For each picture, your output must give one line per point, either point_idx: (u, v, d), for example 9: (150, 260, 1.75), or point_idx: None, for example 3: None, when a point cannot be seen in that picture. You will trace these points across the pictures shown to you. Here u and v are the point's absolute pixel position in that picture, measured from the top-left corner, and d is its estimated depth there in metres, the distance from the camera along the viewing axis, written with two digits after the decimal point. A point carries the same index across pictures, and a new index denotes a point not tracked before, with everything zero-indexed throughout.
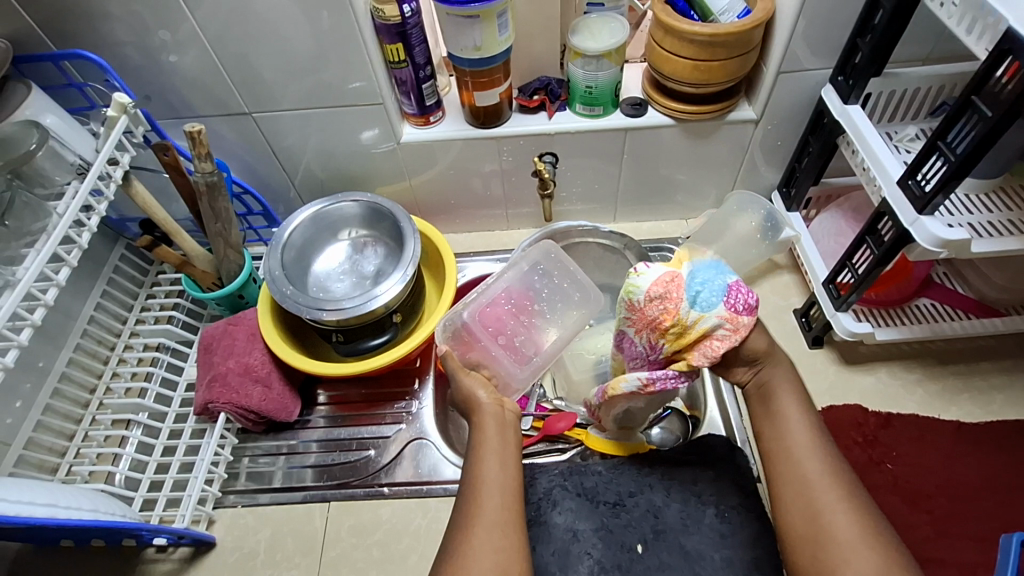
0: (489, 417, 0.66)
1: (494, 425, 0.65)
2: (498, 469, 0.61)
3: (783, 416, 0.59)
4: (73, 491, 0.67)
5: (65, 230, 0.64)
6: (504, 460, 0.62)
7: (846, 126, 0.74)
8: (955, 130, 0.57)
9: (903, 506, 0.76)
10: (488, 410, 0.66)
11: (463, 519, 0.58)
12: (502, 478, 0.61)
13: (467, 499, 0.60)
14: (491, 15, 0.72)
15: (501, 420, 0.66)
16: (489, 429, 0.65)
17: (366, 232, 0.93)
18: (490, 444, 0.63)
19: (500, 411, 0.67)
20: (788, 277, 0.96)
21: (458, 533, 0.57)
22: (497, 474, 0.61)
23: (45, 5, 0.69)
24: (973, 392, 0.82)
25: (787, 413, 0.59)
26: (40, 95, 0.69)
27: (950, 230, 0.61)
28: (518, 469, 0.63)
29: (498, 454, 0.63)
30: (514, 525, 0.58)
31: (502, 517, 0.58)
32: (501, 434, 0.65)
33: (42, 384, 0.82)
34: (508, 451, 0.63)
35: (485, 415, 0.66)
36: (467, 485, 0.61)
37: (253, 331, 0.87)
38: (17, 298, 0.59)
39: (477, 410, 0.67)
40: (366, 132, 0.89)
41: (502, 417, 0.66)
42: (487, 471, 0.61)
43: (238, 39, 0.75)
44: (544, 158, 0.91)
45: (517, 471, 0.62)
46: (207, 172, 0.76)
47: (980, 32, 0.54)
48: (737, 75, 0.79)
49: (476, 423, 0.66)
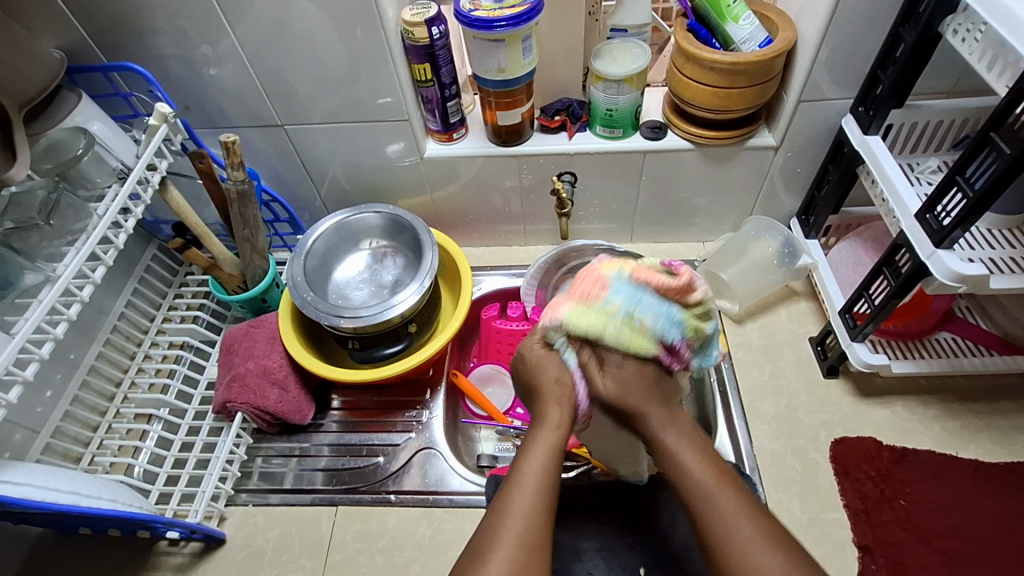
0: (560, 410, 0.61)
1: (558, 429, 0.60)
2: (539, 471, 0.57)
3: (649, 417, 0.60)
4: (95, 481, 0.70)
5: (104, 230, 0.68)
6: (553, 466, 0.58)
7: (866, 156, 0.74)
8: (974, 165, 0.56)
9: (916, 545, 0.74)
10: (555, 405, 0.61)
11: (495, 509, 0.56)
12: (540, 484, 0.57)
13: (504, 491, 0.57)
14: (516, 39, 0.75)
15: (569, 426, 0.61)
16: (554, 423, 0.61)
17: (386, 243, 0.95)
18: (550, 444, 0.59)
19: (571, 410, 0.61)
20: (805, 304, 0.95)
21: (486, 524, 0.55)
22: (538, 480, 0.57)
23: (97, 19, 0.73)
24: (994, 431, 0.80)
25: (662, 420, 0.61)
26: (89, 102, 0.73)
27: (968, 265, 0.61)
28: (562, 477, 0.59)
29: (551, 453, 0.59)
30: (543, 531, 0.54)
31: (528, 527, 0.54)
32: (564, 438, 0.60)
33: (72, 375, 0.85)
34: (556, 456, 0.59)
35: (553, 412, 0.61)
36: (510, 474, 0.58)
37: (273, 334, 0.90)
38: (56, 293, 0.62)
39: (544, 386, 0.63)
40: (391, 146, 0.92)
41: (567, 421, 0.61)
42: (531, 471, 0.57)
43: (275, 55, 0.78)
44: (564, 177, 0.91)
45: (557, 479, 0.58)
46: (238, 180, 0.80)
47: (1001, 69, 0.54)
48: (757, 103, 0.79)
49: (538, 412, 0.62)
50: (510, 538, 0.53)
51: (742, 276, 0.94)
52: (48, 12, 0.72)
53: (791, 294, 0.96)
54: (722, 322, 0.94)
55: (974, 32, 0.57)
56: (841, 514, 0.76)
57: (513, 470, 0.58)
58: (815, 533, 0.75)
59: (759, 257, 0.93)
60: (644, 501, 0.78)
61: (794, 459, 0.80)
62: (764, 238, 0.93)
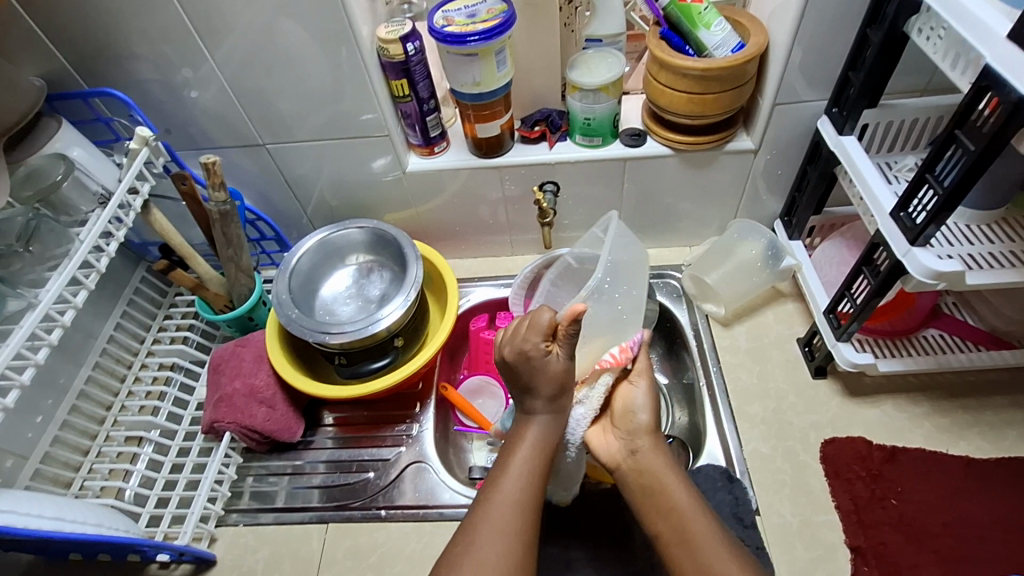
0: (540, 412, 0.65)
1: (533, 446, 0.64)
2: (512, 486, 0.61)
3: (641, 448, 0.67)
4: (82, 505, 0.70)
5: (84, 255, 0.68)
6: (528, 479, 0.62)
7: (841, 156, 0.74)
8: (942, 163, 0.57)
9: (909, 545, 0.73)
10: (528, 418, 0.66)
11: (464, 532, 0.59)
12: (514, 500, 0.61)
13: (480, 506, 0.61)
14: (489, 53, 0.76)
15: (545, 436, 0.65)
16: (531, 436, 0.65)
17: (371, 258, 0.96)
18: (523, 461, 0.63)
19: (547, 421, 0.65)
20: (792, 306, 0.95)
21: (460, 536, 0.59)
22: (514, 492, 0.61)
23: (77, 46, 0.74)
24: (984, 427, 0.80)
25: (648, 445, 0.67)
26: (69, 128, 0.74)
27: (943, 262, 0.61)
28: (535, 490, 0.62)
29: (526, 468, 0.63)
30: (514, 550, 0.57)
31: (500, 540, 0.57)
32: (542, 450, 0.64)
33: (61, 400, 0.86)
34: (533, 476, 0.63)
35: (527, 423, 0.66)
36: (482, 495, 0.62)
37: (260, 352, 0.90)
38: (36, 319, 0.62)
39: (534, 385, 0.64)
40: (376, 161, 0.93)
41: (544, 434, 0.65)
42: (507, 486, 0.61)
43: (254, 76, 0.79)
44: (545, 187, 0.93)
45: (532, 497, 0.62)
46: (220, 201, 0.80)
47: (964, 67, 0.55)
48: (733, 107, 0.80)
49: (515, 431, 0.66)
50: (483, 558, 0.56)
51: (726, 276, 0.93)
52: (28, 41, 0.73)
53: (777, 295, 0.96)
54: (709, 326, 0.94)
55: (937, 31, 0.58)
56: (833, 516, 0.76)
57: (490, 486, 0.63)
58: (808, 536, 0.74)
59: (743, 260, 0.94)
60: (636, 509, 0.78)
61: (784, 462, 0.80)
62: (748, 241, 0.93)
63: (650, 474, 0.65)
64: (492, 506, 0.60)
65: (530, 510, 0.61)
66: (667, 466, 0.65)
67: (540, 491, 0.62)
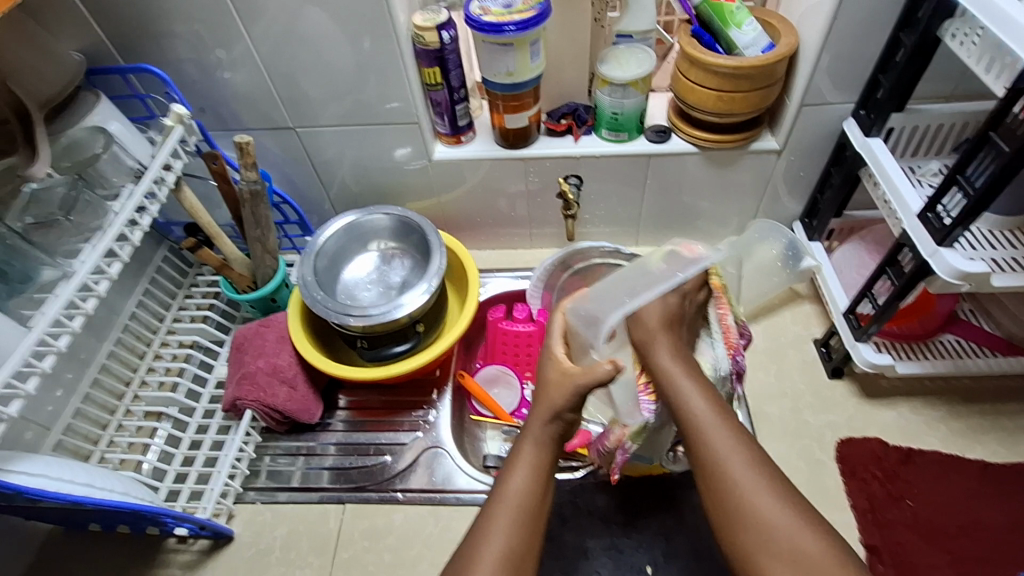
0: (536, 419, 0.64)
1: (539, 446, 0.63)
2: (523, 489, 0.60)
3: (668, 367, 0.63)
4: (108, 474, 0.71)
5: (120, 227, 0.69)
6: (537, 481, 0.61)
7: (867, 158, 0.75)
8: (974, 165, 0.58)
9: (922, 544, 0.74)
10: (539, 418, 0.64)
11: (476, 534, 0.58)
12: (525, 500, 0.60)
13: (490, 507, 0.60)
14: (524, 43, 0.77)
15: (549, 434, 0.63)
16: (534, 434, 0.64)
17: (395, 245, 0.97)
18: (530, 459, 0.62)
19: (554, 425, 0.63)
20: (809, 307, 0.96)
21: (472, 538, 0.58)
22: (522, 492, 0.60)
23: (116, 22, 0.76)
24: (1000, 432, 0.81)
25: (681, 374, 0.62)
26: (107, 102, 0.75)
27: (969, 263, 0.62)
28: (545, 490, 0.61)
29: (534, 470, 0.62)
30: (527, 558, 0.57)
31: (505, 564, 0.56)
32: (546, 446, 0.64)
33: (83, 373, 0.87)
34: (543, 476, 0.62)
35: (537, 426, 0.64)
36: (491, 495, 0.61)
37: (283, 333, 0.91)
38: (73, 288, 0.63)
39: (543, 395, 0.65)
40: (400, 150, 0.94)
41: (540, 443, 0.63)
42: (514, 487, 0.60)
43: (287, 59, 0.80)
44: (569, 180, 0.94)
45: (543, 496, 0.61)
46: (251, 180, 0.81)
47: (999, 71, 0.56)
48: (761, 107, 0.81)
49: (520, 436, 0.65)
50: (492, 561, 0.55)
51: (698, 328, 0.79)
52: (69, 16, 0.74)
53: (794, 297, 0.97)
54: None
55: (972, 36, 0.59)
56: (848, 514, 0.76)
57: (499, 486, 0.62)
58: None
59: (763, 260, 0.94)
60: (651, 499, 0.80)
61: (798, 459, 0.81)
62: (768, 241, 0.94)
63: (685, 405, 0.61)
64: (502, 508, 0.59)
65: (541, 506, 0.60)
66: (698, 388, 0.62)
67: (552, 492, 0.61)
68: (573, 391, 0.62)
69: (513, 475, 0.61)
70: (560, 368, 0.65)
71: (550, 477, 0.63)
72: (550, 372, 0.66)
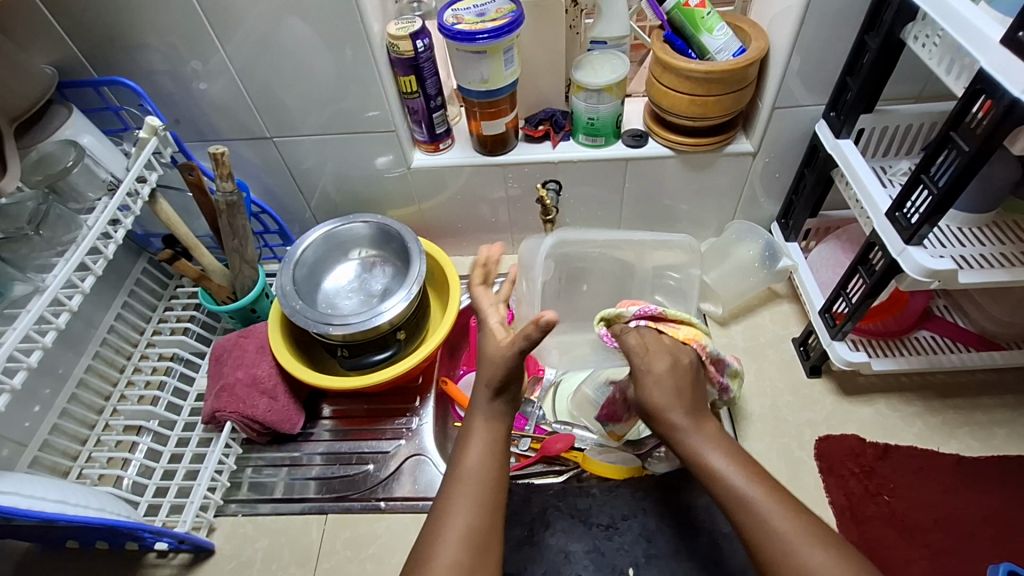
0: (484, 397, 0.65)
1: (491, 421, 0.65)
2: (479, 461, 0.62)
3: (676, 423, 0.62)
4: (83, 490, 0.70)
5: (92, 241, 0.68)
6: (490, 453, 0.63)
7: (838, 159, 0.76)
8: (937, 164, 0.58)
9: (900, 539, 0.74)
10: (483, 397, 0.65)
11: (438, 509, 0.59)
12: (482, 471, 0.61)
13: (446, 487, 0.61)
14: (497, 51, 0.77)
15: (495, 411, 0.65)
16: (482, 411, 0.65)
17: (374, 252, 0.97)
18: (482, 436, 0.63)
19: (498, 402, 0.65)
20: (787, 307, 0.97)
21: (433, 518, 0.59)
22: (478, 467, 0.61)
23: (89, 35, 0.75)
24: (974, 426, 0.82)
25: (689, 429, 0.62)
26: (79, 116, 0.75)
27: (936, 261, 0.63)
28: (498, 462, 0.63)
29: (486, 444, 0.63)
30: (485, 528, 0.58)
31: (462, 544, 0.56)
32: (495, 421, 0.65)
33: (60, 389, 0.86)
34: (495, 450, 0.63)
35: (481, 404, 0.65)
36: (448, 474, 0.62)
37: (262, 343, 0.90)
38: (44, 302, 0.62)
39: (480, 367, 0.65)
40: (380, 158, 0.94)
41: (490, 421, 0.65)
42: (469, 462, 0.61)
43: (265, 70, 0.80)
44: (548, 185, 0.94)
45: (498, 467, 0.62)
46: (227, 192, 0.81)
47: (959, 72, 0.57)
48: (734, 110, 0.82)
49: (468, 417, 0.66)
50: (451, 540, 0.56)
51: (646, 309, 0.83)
52: (40, 30, 0.74)
53: (773, 296, 0.98)
54: (707, 325, 0.95)
55: (932, 38, 0.60)
56: (827, 511, 0.77)
57: (455, 463, 0.63)
58: None
59: (741, 261, 0.95)
60: (632, 502, 0.80)
61: (779, 457, 0.81)
62: (746, 242, 0.96)
63: (694, 457, 0.61)
64: (463, 483, 0.60)
65: (496, 477, 0.62)
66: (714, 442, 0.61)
67: (504, 462, 0.63)
68: (506, 361, 0.62)
69: (467, 451, 0.63)
70: (495, 340, 0.66)
71: (504, 446, 0.64)
72: (487, 345, 0.65)
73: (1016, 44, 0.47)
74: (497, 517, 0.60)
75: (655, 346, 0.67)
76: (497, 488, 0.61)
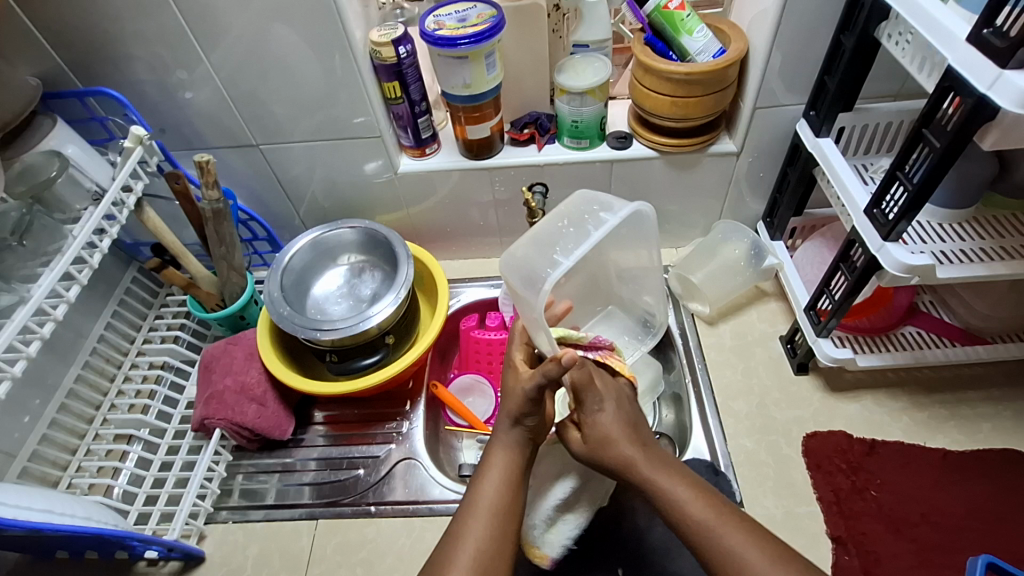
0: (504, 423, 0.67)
1: (508, 450, 0.66)
2: (495, 491, 0.62)
3: (629, 457, 0.62)
4: (71, 499, 0.70)
5: (77, 250, 0.69)
6: (506, 484, 0.63)
7: (818, 157, 0.77)
8: (911, 161, 0.59)
9: (888, 534, 0.75)
10: (503, 426, 0.68)
11: (451, 534, 0.60)
12: (497, 500, 0.62)
13: (462, 512, 0.61)
14: (479, 56, 0.78)
15: (517, 440, 0.67)
16: (502, 439, 0.67)
17: (362, 258, 0.97)
18: (499, 465, 0.64)
19: (518, 429, 0.67)
20: (775, 305, 0.97)
21: (446, 543, 0.59)
22: (492, 495, 0.62)
23: (73, 46, 0.76)
24: (960, 420, 0.82)
25: (647, 462, 0.61)
26: (64, 126, 0.75)
27: (914, 256, 0.63)
28: (516, 493, 0.63)
29: (504, 473, 0.64)
30: (497, 557, 0.58)
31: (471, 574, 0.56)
32: (514, 451, 0.66)
33: (49, 399, 0.86)
34: (511, 481, 0.64)
35: (501, 431, 0.67)
36: (465, 500, 0.63)
37: (251, 350, 0.91)
38: (27, 312, 0.63)
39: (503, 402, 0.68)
40: (368, 165, 0.94)
41: (510, 452, 0.66)
42: (486, 488, 0.62)
43: (250, 78, 0.81)
44: (535, 189, 0.90)
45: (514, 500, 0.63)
46: (213, 200, 0.81)
47: (930, 69, 0.58)
48: (716, 110, 0.83)
49: (490, 446, 0.68)
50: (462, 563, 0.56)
51: (602, 323, 0.88)
52: (25, 41, 0.74)
53: (760, 295, 0.99)
54: (695, 325, 0.96)
55: (904, 36, 0.61)
56: (814, 507, 0.77)
57: (471, 491, 0.64)
58: (791, 528, 0.76)
59: (727, 260, 0.96)
60: (621, 502, 0.81)
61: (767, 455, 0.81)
62: (732, 241, 0.96)
63: (655, 488, 0.59)
64: (478, 508, 0.61)
65: (511, 510, 0.62)
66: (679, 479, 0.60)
67: (521, 494, 0.63)
68: (523, 396, 0.65)
69: (483, 479, 0.63)
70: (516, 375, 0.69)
71: (519, 480, 0.65)
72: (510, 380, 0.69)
73: (982, 41, 0.49)
74: (509, 549, 0.59)
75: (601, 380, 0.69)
76: (512, 520, 0.61)
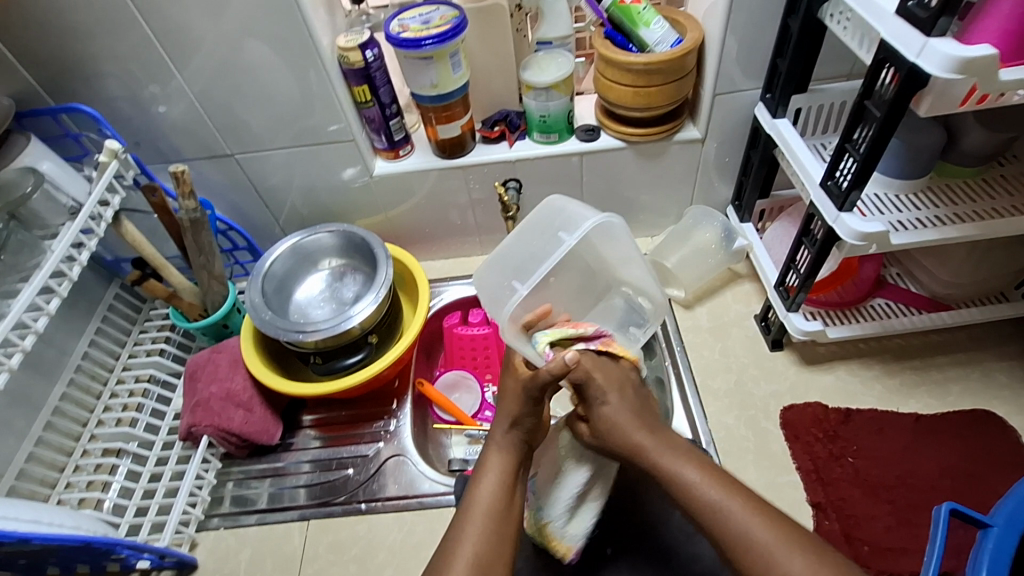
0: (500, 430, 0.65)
1: (505, 451, 0.64)
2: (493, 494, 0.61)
3: (637, 444, 0.61)
4: (61, 510, 0.70)
5: (56, 264, 0.69)
6: (504, 485, 0.61)
7: (776, 137, 0.79)
8: (857, 132, 0.62)
9: (866, 498, 0.77)
10: (500, 427, 0.65)
11: (448, 540, 0.58)
12: (496, 502, 0.60)
13: (460, 515, 0.60)
14: (443, 56, 0.80)
15: (515, 444, 0.64)
16: (499, 442, 0.65)
17: (342, 262, 0.98)
18: (496, 465, 0.63)
19: (515, 432, 0.64)
20: (748, 286, 1.00)
21: (445, 545, 0.58)
22: (490, 498, 0.60)
23: (44, 65, 0.77)
24: (931, 385, 0.85)
25: (658, 448, 0.61)
26: (38, 143, 0.76)
27: (869, 224, 0.66)
28: (514, 493, 0.62)
29: (501, 474, 0.62)
30: (498, 561, 0.57)
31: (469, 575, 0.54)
32: (511, 453, 0.64)
33: (34, 417, 0.85)
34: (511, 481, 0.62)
35: (498, 434, 0.65)
36: (462, 504, 0.61)
37: (236, 357, 0.91)
38: (7, 326, 0.63)
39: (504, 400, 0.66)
40: (345, 170, 0.96)
41: (509, 454, 0.64)
42: (483, 489, 0.61)
43: (224, 93, 0.83)
44: (508, 184, 0.96)
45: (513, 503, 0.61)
46: (190, 209, 0.83)
47: (868, 44, 0.61)
48: (678, 98, 0.85)
49: (485, 450, 0.65)
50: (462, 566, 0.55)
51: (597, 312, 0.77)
52: None
53: (734, 277, 1.01)
54: (673, 309, 0.98)
55: (844, 17, 0.64)
56: (794, 476, 0.79)
57: (468, 493, 0.62)
58: (772, 497, 0.78)
59: (699, 244, 0.99)
60: None
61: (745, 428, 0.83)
62: (703, 226, 0.98)
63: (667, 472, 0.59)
64: (477, 510, 0.59)
65: (509, 512, 0.60)
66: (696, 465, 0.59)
67: (519, 495, 0.62)
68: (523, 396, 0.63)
69: (482, 481, 0.62)
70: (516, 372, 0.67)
71: (517, 481, 0.63)
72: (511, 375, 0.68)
73: (910, 13, 0.52)
74: (509, 553, 0.58)
75: (600, 370, 0.65)
76: (508, 523, 0.60)
